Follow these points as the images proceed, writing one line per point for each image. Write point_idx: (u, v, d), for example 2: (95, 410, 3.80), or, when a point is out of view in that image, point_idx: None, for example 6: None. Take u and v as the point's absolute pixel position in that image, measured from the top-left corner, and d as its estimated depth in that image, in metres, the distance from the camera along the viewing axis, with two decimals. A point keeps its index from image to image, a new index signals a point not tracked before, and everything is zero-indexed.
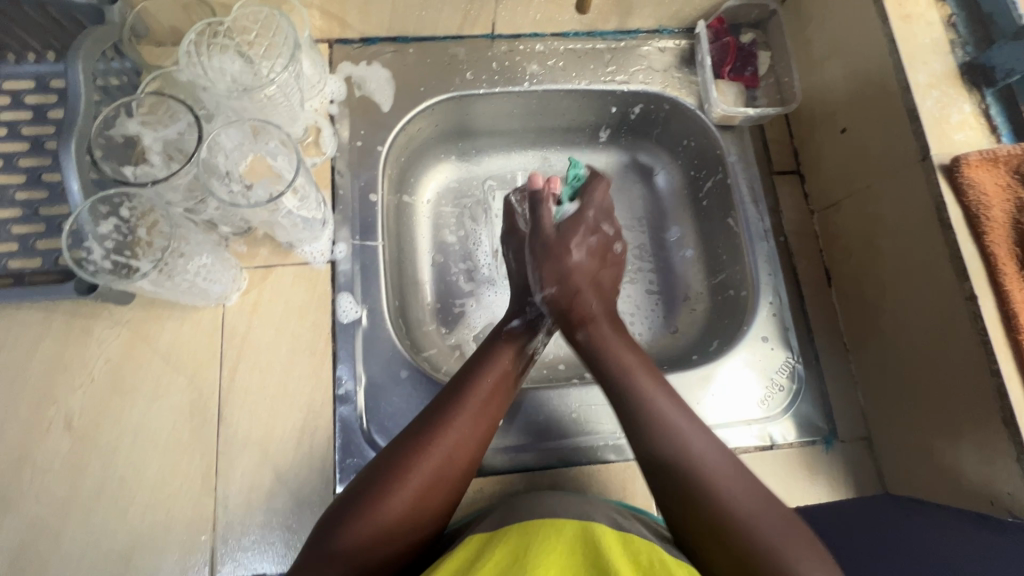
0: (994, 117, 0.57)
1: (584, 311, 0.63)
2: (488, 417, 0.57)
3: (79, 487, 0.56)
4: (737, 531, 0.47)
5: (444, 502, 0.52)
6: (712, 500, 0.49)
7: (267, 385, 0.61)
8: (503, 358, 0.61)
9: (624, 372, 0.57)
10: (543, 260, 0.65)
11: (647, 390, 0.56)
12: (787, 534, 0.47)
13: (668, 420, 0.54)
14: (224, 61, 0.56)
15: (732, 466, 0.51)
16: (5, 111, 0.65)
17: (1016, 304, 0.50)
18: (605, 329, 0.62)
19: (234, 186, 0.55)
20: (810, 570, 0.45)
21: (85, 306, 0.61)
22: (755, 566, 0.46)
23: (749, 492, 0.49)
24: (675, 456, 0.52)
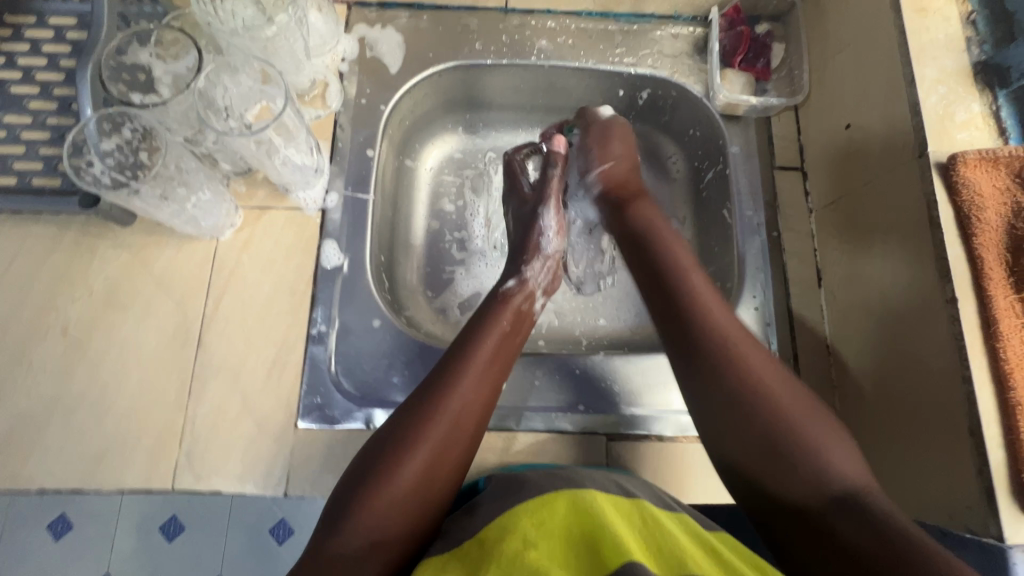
0: (1005, 119, 0.54)
1: (632, 191, 0.71)
2: (492, 379, 0.56)
3: (66, 389, 0.60)
4: (772, 421, 0.48)
5: (455, 471, 0.51)
6: (766, 402, 0.49)
7: (247, 318, 0.64)
8: (500, 320, 0.60)
9: (672, 266, 0.59)
10: (591, 148, 0.74)
11: (692, 283, 0.57)
12: (817, 418, 0.48)
13: (703, 302, 0.55)
14: (236, 5, 0.58)
15: (783, 373, 0.51)
16: (47, 44, 0.70)
17: (998, 311, 0.48)
18: (647, 207, 0.68)
19: (232, 122, 0.59)
20: (843, 459, 0.46)
21: (93, 226, 0.65)
22: (794, 463, 0.46)
23: (783, 386, 0.50)
24: (735, 369, 0.51)
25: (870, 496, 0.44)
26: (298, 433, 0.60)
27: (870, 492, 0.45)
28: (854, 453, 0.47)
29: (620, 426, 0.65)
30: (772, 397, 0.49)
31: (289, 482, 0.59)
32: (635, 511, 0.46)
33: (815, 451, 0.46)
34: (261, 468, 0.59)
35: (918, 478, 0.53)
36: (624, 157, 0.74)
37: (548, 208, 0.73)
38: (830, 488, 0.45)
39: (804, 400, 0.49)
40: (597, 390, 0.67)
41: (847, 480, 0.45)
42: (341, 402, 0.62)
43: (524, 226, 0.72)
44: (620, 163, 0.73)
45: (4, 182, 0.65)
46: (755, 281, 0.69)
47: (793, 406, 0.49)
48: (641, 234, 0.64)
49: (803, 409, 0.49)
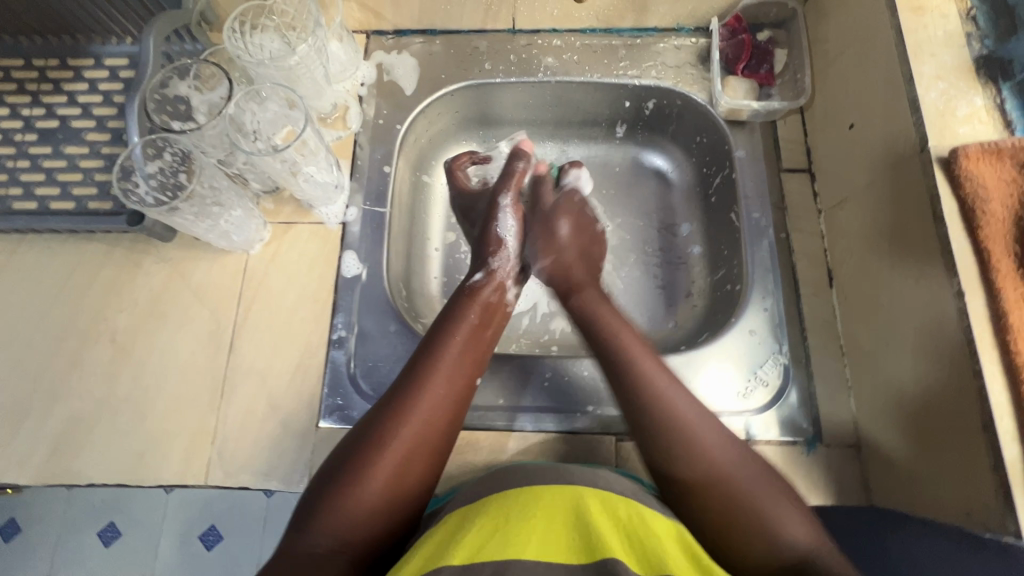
0: (1010, 111, 0.54)
1: (573, 280, 0.69)
2: (461, 378, 0.59)
3: (113, 391, 0.66)
4: (727, 499, 0.50)
5: (426, 471, 0.54)
6: (718, 471, 0.51)
7: (273, 325, 0.69)
8: (469, 317, 0.63)
9: (625, 352, 0.60)
10: (536, 239, 0.72)
11: (646, 366, 0.58)
12: (767, 484, 0.51)
13: (678, 412, 0.55)
14: (264, 40, 0.66)
15: (733, 441, 0.54)
16: (103, 82, 0.79)
17: (1007, 303, 0.47)
18: (594, 296, 0.67)
19: (261, 143, 0.65)
20: (799, 528, 0.48)
21: (139, 243, 0.72)
22: (739, 527, 0.49)
23: (733, 453, 0.53)
24: (688, 447, 0.53)
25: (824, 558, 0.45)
26: (320, 432, 0.64)
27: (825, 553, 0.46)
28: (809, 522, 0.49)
29: (630, 425, 0.66)
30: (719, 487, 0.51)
31: (311, 479, 0.63)
32: (624, 509, 0.47)
33: (771, 526, 0.48)
34: (285, 466, 0.63)
35: (939, 479, 0.52)
36: (571, 242, 0.72)
37: (508, 196, 0.74)
38: (781, 555, 0.46)
39: (768, 492, 0.50)
40: (606, 390, 0.68)
41: (801, 546, 0.47)
42: (359, 403, 0.65)
43: (484, 219, 0.74)
44: (564, 251, 0.71)
45: (65, 206, 0.72)
46: (765, 282, 0.69)
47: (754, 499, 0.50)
48: (590, 322, 0.64)
49: (752, 486, 0.51)
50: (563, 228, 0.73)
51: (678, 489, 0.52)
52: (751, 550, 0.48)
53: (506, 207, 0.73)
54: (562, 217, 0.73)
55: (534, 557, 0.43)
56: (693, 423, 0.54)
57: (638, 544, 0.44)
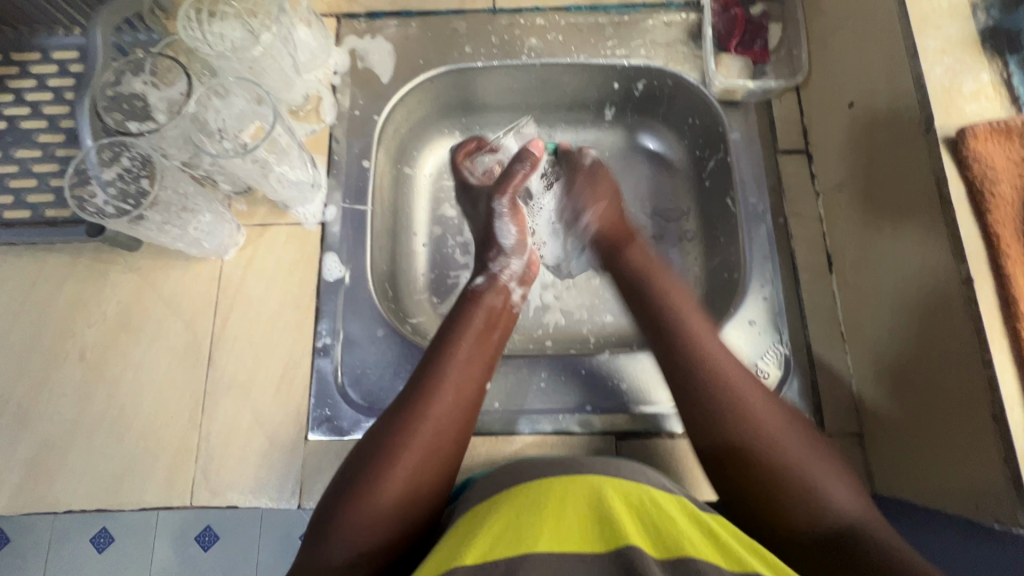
0: (1017, 87, 0.51)
1: (624, 235, 0.71)
2: (471, 377, 0.57)
3: (85, 412, 0.62)
4: (771, 461, 0.49)
5: (442, 470, 0.52)
6: (765, 447, 0.49)
7: (253, 334, 0.65)
8: (474, 321, 0.62)
9: (671, 308, 0.61)
10: (580, 191, 0.76)
11: (690, 325, 0.58)
12: (809, 452, 0.49)
13: (714, 359, 0.55)
14: (224, 27, 0.60)
15: (773, 403, 0.52)
16: (52, 78, 0.73)
17: (1017, 289, 0.45)
18: (642, 249, 0.69)
19: (229, 143, 0.60)
20: (842, 495, 0.47)
21: (104, 253, 0.67)
22: (788, 492, 0.47)
23: (778, 425, 0.51)
24: (733, 417, 0.51)
25: (874, 531, 0.44)
26: (309, 446, 0.62)
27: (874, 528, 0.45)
28: (852, 489, 0.48)
29: (626, 425, 0.64)
30: (772, 441, 0.50)
31: (301, 494, 0.60)
32: (637, 493, 0.46)
33: (815, 495, 0.47)
34: (274, 481, 0.61)
35: (946, 467, 0.51)
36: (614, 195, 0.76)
37: (503, 199, 0.72)
38: (828, 527, 0.45)
39: (806, 445, 0.50)
40: (601, 389, 0.66)
41: (847, 518, 0.46)
42: (349, 413, 0.63)
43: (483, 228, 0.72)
44: (610, 204, 0.74)
45: (20, 216, 0.67)
46: (763, 270, 0.68)
47: (793, 450, 0.49)
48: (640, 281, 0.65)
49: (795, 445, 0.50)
50: (603, 180, 0.76)
51: (725, 464, 0.50)
52: (791, 523, 0.47)
53: (504, 210, 0.72)
54: (602, 172, 0.76)
55: (546, 550, 0.41)
56: (731, 373, 0.54)
57: (653, 525, 0.43)
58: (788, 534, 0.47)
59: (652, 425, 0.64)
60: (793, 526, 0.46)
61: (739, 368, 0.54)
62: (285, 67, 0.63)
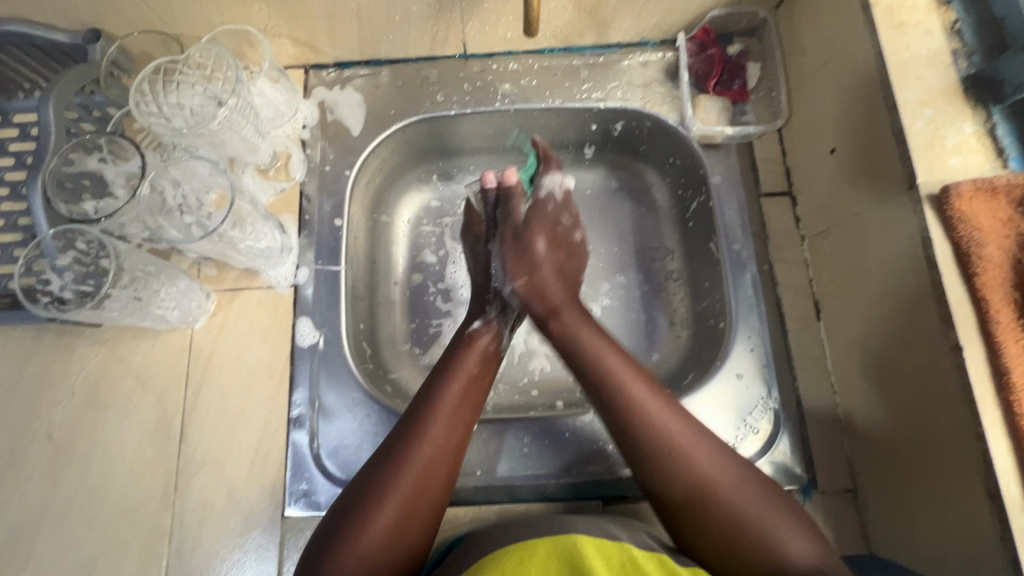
0: (1002, 138, 0.49)
1: (551, 302, 0.61)
2: (463, 419, 0.55)
3: (54, 495, 0.60)
4: (724, 523, 0.47)
5: (430, 516, 0.50)
6: (716, 510, 0.47)
7: (226, 406, 0.63)
8: (468, 362, 0.59)
9: (598, 361, 0.55)
10: (508, 256, 0.65)
11: (628, 389, 0.52)
12: (771, 506, 0.48)
13: (644, 411, 0.51)
14: (182, 96, 0.60)
15: (725, 454, 0.50)
16: (14, 142, 0.67)
17: (1010, 360, 0.43)
18: (576, 317, 0.59)
19: (190, 218, 0.58)
20: (800, 543, 0.46)
21: (68, 325, 0.64)
22: (746, 556, 0.46)
23: (733, 480, 0.48)
24: (687, 479, 0.49)
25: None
26: (286, 522, 0.60)
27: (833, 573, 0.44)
28: (809, 533, 0.46)
29: (612, 488, 0.62)
30: (723, 492, 0.48)
31: (280, 573, 0.59)
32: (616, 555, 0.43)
33: (773, 543, 0.46)
34: (250, 561, 0.59)
35: (940, 534, 0.49)
36: (549, 258, 0.65)
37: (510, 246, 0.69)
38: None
39: (751, 489, 0.48)
40: (587, 451, 0.64)
41: (806, 564, 0.44)
42: (326, 486, 0.61)
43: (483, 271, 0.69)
44: (546, 272, 0.64)
45: None
46: (749, 319, 0.66)
47: (741, 505, 0.47)
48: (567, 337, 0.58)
49: (741, 494, 0.48)
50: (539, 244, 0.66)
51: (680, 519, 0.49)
52: (751, 572, 0.46)
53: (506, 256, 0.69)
54: (538, 233, 0.66)
55: None
56: (671, 433, 0.50)
57: None
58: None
59: (639, 486, 0.62)
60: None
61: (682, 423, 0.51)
62: (247, 134, 0.62)
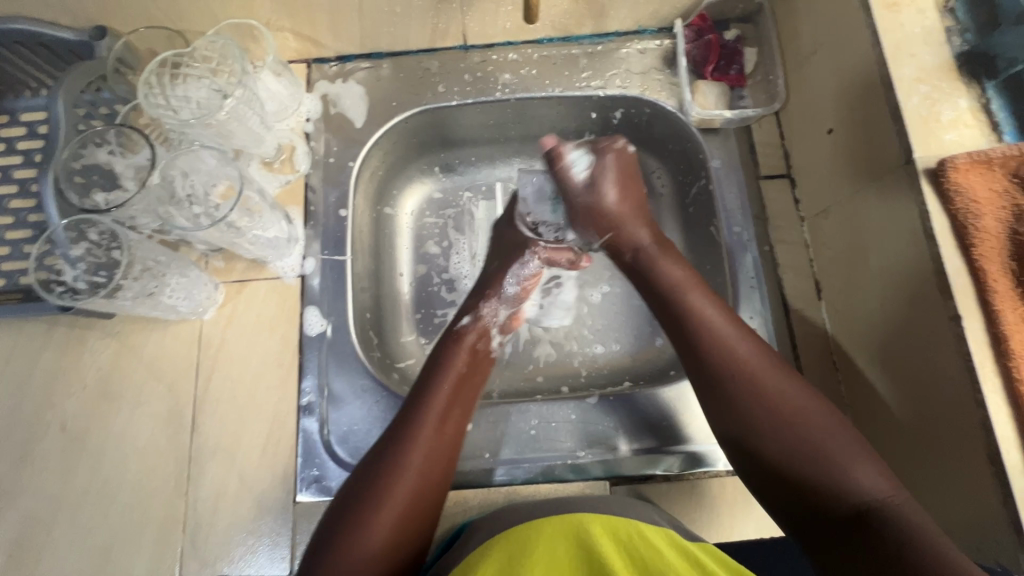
0: (996, 113, 0.50)
1: (608, 224, 0.67)
2: (455, 419, 0.56)
3: (68, 486, 0.61)
4: (795, 444, 0.47)
5: (429, 511, 0.51)
6: (786, 427, 0.47)
7: (237, 395, 0.64)
8: (457, 361, 0.60)
9: (677, 289, 0.58)
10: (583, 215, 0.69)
11: (703, 313, 0.55)
12: (839, 436, 0.47)
13: (725, 342, 0.53)
14: (189, 88, 0.61)
15: (802, 388, 0.50)
16: (22, 140, 0.68)
17: (1007, 327, 0.44)
18: (660, 249, 0.63)
19: (198, 208, 0.59)
20: (869, 477, 0.44)
21: (79, 319, 0.65)
22: (814, 482, 0.45)
23: (803, 410, 0.48)
24: (757, 403, 0.49)
25: (899, 513, 0.41)
26: (299, 507, 0.61)
27: (898, 508, 0.42)
28: (880, 469, 0.45)
29: (618, 469, 0.63)
30: (796, 417, 0.48)
31: (293, 557, 0.59)
32: (623, 526, 0.44)
33: (839, 477, 0.44)
34: (265, 546, 0.60)
35: (943, 503, 0.50)
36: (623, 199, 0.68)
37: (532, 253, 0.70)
38: (849, 504, 0.43)
39: (830, 419, 0.48)
40: (594, 434, 0.65)
41: (871, 496, 0.43)
42: (337, 472, 0.62)
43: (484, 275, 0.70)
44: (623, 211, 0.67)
45: None
46: (751, 299, 0.67)
47: (816, 431, 0.47)
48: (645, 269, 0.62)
49: (818, 421, 0.47)
50: (612, 194, 0.68)
51: (743, 438, 0.49)
52: (816, 500, 0.45)
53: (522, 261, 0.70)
54: (607, 183, 0.68)
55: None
56: (745, 357, 0.52)
57: (640, 558, 0.40)
58: (814, 510, 0.45)
59: (646, 467, 0.63)
60: (821, 509, 0.44)
61: (759, 351, 0.52)
62: (253, 125, 0.64)
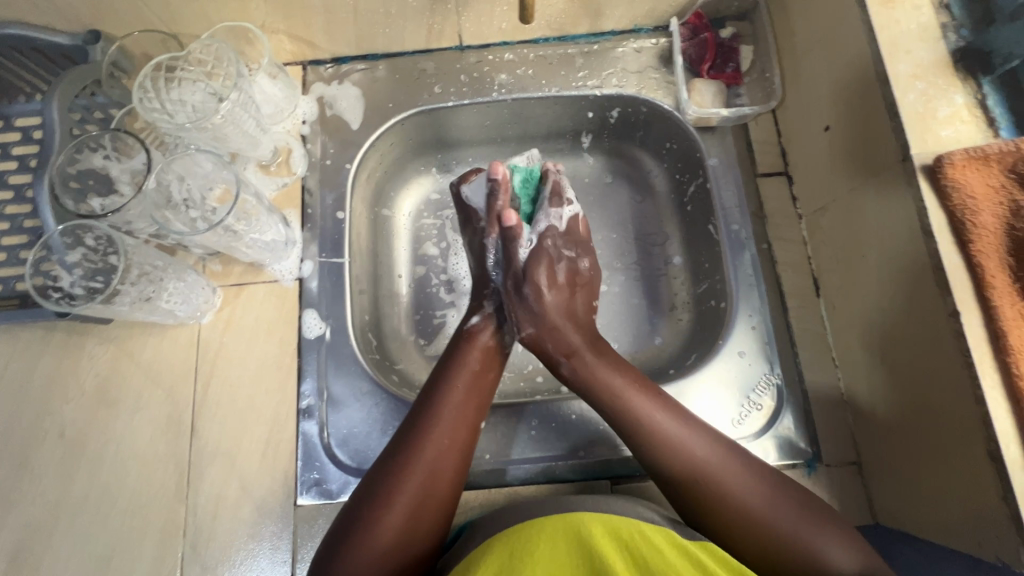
0: (992, 108, 0.50)
1: (567, 345, 0.59)
2: (468, 418, 0.55)
3: (67, 493, 0.61)
4: (763, 537, 0.48)
5: (438, 513, 0.51)
6: (753, 521, 0.49)
7: (236, 399, 0.64)
8: (470, 359, 0.59)
9: (620, 398, 0.55)
10: (518, 306, 0.62)
11: (641, 410, 0.54)
12: (810, 524, 0.48)
13: (680, 443, 0.52)
14: (183, 92, 0.61)
15: (759, 475, 0.51)
16: (16, 145, 0.68)
17: (1006, 322, 0.44)
18: (591, 357, 0.58)
19: (195, 213, 0.60)
20: (843, 555, 0.46)
21: (77, 324, 0.65)
22: (793, 570, 0.47)
23: (771, 501, 0.49)
24: (733, 527, 0.49)
25: None
26: (299, 511, 0.61)
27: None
28: (853, 547, 0.47)
29: (619, 468, 0.63)
30: (758, 508, 0.49)
31: (294, 561, 0.59)
32: (624, 525, 0.43)
33: (816, 562, 0.46)
34: (265, 550, 0.60)
35: (944, 499, 0.50)
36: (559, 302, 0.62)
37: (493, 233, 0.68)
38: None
39: (797, 508, 0.49)
40: (594, 433, 0.65)
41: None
42: (337, 474, 0.62)
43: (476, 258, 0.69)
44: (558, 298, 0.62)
45: None
46: (749, 298, 0.67)
47: (788, 524, 0.48)
48: (602, 342, 0.60)
49: (784, 509, 0.49)
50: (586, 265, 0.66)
51: (717, 535, 0.50)
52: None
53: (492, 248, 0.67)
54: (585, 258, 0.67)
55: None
56: (699, 454, 0.52)
57: (642, 561, 0.40)
58: None
59: (647, 465, 0.63)
60: None
61: (712, 439, 0.53)
62: (248, 128, 0.63)
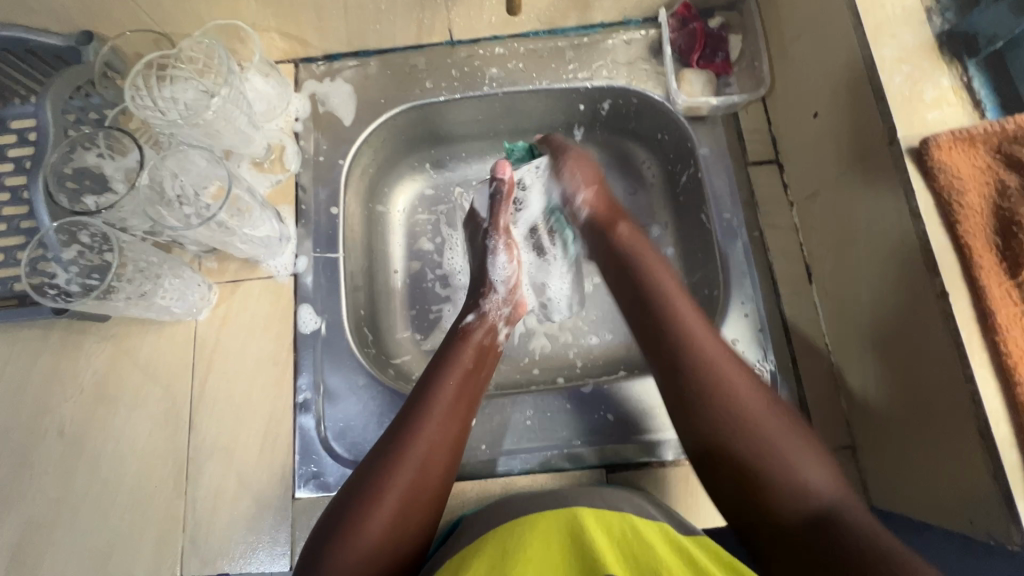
0: (978, 91, 0.51)
1: (609, 216, 0.67)
2: (460, 417, 0.56)
3: (68, 489, 0.61)
4: (753, 444, 0.48)
5: (429, 507, 0.51)
6: (744, 420, 0.48)
7: (233, 394, 0.65)
8: (462, 358, 0.60)
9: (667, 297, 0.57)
10: (504, 204, 0.72)
11: (680, 311, 0.56)
12: (795, 434, 0.48)
13: (701, 347, 0.53)
14: (176, 90, 0.62)
15: (770, 396, 0.51)
16: (12, 148, 0.68)
17: (994, 301, 0.44)
18: (630, 228, 0.66)
19: (189, 209, 0.60)
20: (820, 476, 0.46)
21: (74, 323, 0.65)
22: (770, 484, 0.46)
23: (767, 403, 0.50)
24: (724, 403, 0.49)
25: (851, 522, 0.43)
26: (297, 504, 0.61)
27: (846, 511, 0.44)
28: (831, 469, 0.47)
29: (615, 457, 0.63)
30: (756, 417, 0.49)
31: (293, 554, 0.60)
32: (616, 521, 0.45)
33: (793, 471, 0.46)
34: (264, 543, 0.60)
35: (938, 482, 0.50)
36: (577, 179, 0.71)
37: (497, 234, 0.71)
38: (810, 505, 0.45)
39: (790, 423, 0.49)
40: (590, 422, 0.65)
41: (824, 497, 0.45)
42: (334, 467, 0.62)
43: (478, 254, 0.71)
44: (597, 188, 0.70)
45: None
46: (742, 286, 0.67)
47: (774, 427, 0.48)
48: (627, 260, 0.62)
49: (774, 420, 0.49)
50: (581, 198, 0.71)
51: (711, 452, 0.49)
52: (776, 509, 0.45)
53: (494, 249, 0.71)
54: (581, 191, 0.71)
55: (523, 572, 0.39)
56: (710, 350, 0.53)
57: (632, 555, 0.41)
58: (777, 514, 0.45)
59: (642, 454, 0.63)
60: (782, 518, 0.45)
61: (726, 351, 0.53)
62: (240, 125, 0.64)
